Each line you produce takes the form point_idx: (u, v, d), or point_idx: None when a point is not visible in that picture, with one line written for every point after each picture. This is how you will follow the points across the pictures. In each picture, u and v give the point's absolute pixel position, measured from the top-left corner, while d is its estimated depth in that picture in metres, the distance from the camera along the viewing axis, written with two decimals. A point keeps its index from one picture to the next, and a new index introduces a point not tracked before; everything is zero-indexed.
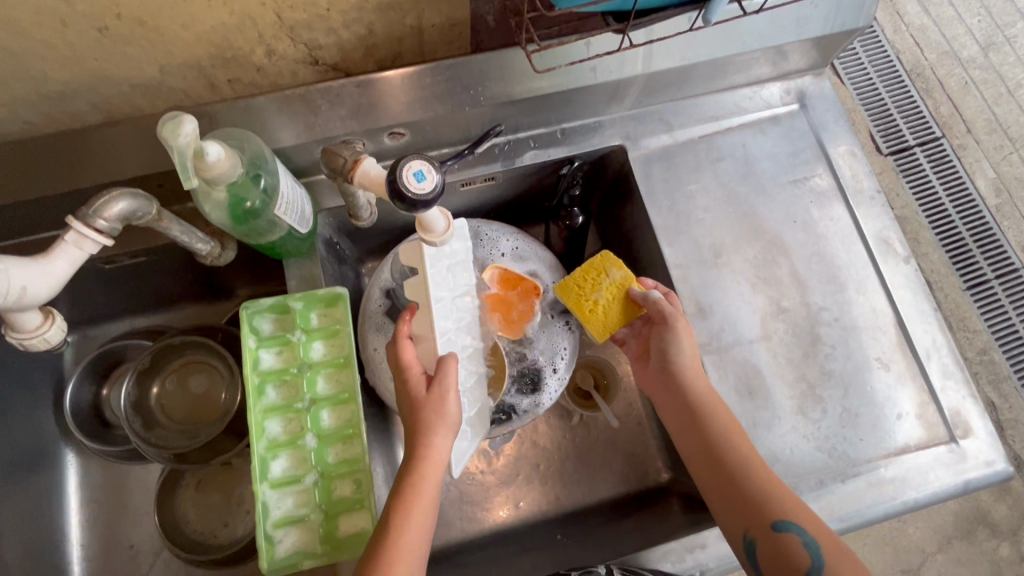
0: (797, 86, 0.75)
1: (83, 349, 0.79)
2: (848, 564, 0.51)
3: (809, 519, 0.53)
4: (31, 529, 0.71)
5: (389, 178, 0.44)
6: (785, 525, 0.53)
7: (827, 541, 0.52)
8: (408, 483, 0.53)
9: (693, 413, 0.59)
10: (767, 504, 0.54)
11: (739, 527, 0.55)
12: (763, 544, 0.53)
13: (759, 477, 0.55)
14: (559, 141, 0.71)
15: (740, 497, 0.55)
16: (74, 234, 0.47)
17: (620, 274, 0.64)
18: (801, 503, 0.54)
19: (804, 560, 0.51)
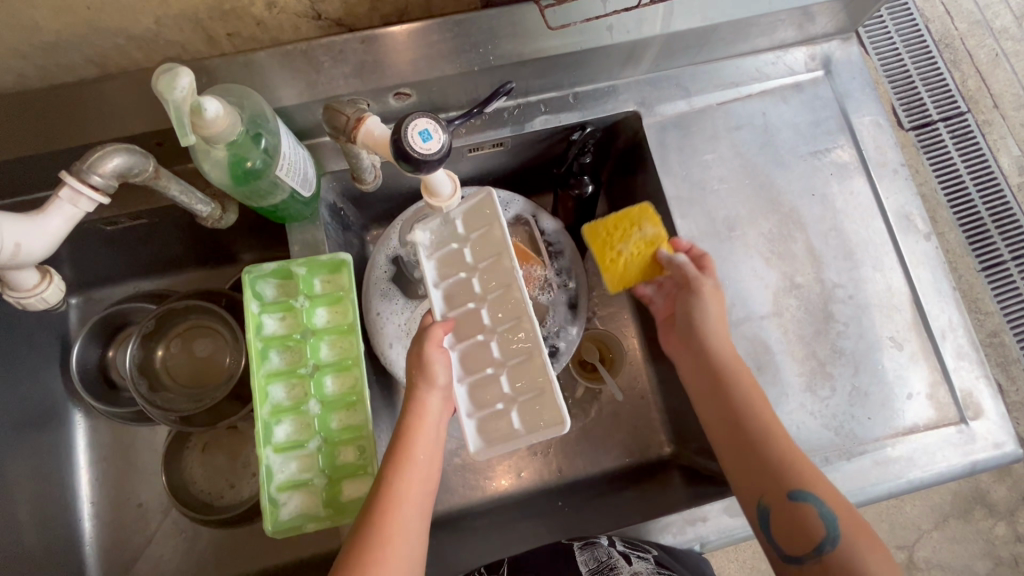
0: (823, 52, 0.71)
1: (88, 312, 0.79)
2: (864, 537, 0.51)
3: (828, 488, 0.53)
4: (42, 486, 0.72)
5: (393, 137, 0.42)
6: (802, 494, 0.52)
7: (843, 511, 0.51)
8: (402, 444, 0.52)
9: (719, 379, 0.58)
10: (787, 471, 0.53)
11: (755, 492, 0.54)
12: (778, 509, 0.53)
13: (779, 444, 0.55)
14: (571, 106, 0.68)
15: (760, 464, 0.54)
16: (68, 191, 0.46)
17: (652, 231, 0.64)
18: (820, 474, 0.54)
19: (818, 527, 0.51)
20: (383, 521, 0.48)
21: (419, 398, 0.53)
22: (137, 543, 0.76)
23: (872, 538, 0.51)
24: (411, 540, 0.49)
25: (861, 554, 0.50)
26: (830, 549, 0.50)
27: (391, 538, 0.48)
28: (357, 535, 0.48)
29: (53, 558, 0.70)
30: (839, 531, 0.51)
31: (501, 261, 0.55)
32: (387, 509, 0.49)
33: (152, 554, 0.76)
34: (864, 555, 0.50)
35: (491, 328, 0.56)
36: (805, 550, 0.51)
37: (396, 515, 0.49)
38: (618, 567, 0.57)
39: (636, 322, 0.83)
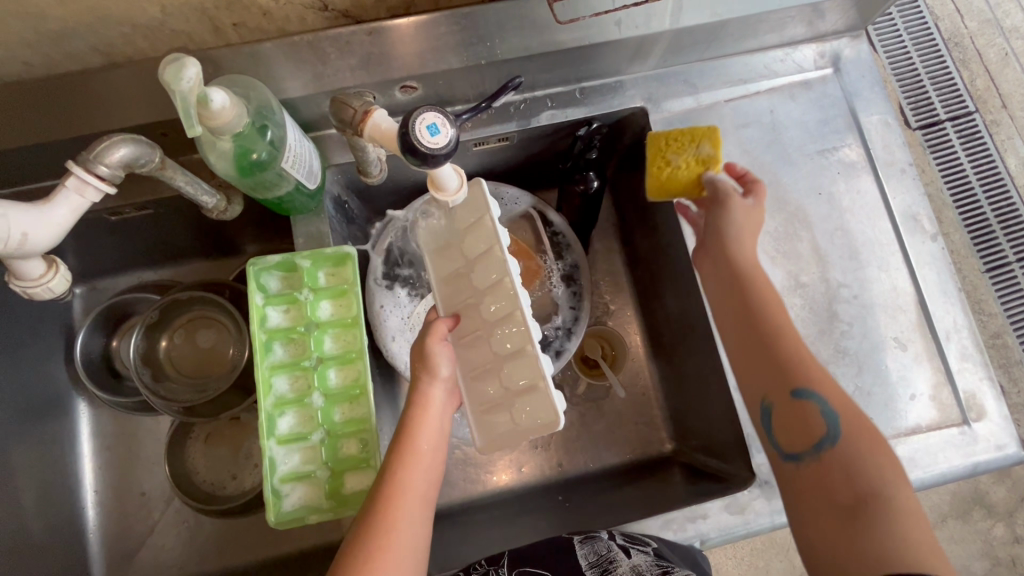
0: (832, 49, 0.70)
1: (92, 301, 0.79)
2: (868, 440, 0.50)
3: (836, 391, 0.52)
4: (46, 473, 0.73)
5: (401, 132, 0.42)
6: (807, 392, 0.52)
7: (848, 414, 0.51)
8: (405, 435, 0.52)
9: (735, 282, 0.57)
10: (794, 369, 0.53)
11: (760, 389, 0.55)
12: (781, 407, 0.53)
13: (791, 348, 0.54)
14: (577, 101, 0.68)
15: (768, 363, 0.54)
16: (75, 180, 0.46)
17: (711, 152, 0.61)
18: (830, 378, 0.53)
19: (819, 425, 0.51)
20: (388, 510, 0.49)
21: (421, 391, 0.53)
22: (139, 532, 0.76)
23: (878, 443, 0.50)
24: (416, 530, 0.49)
25: (862, 454, 0.49)
26: (830, 446, 0.50)
27: (395, 526, 0.48)
28: (362, 524, 0.49)
29: (55, 546, 0.71)
30: (841, 431, 0.50)
31: (493, 252, 0.54)
32: (391, 499, 0.49)
33: (154, 543, 0.76)
34: (864, 455, 0.49)
35: (489, 322, 0.55)
36: (802, 448, 0.51)
37: (401, 504, 0.49)
38: (617, 560, 0.58)
39: (639, 320, 0.83)
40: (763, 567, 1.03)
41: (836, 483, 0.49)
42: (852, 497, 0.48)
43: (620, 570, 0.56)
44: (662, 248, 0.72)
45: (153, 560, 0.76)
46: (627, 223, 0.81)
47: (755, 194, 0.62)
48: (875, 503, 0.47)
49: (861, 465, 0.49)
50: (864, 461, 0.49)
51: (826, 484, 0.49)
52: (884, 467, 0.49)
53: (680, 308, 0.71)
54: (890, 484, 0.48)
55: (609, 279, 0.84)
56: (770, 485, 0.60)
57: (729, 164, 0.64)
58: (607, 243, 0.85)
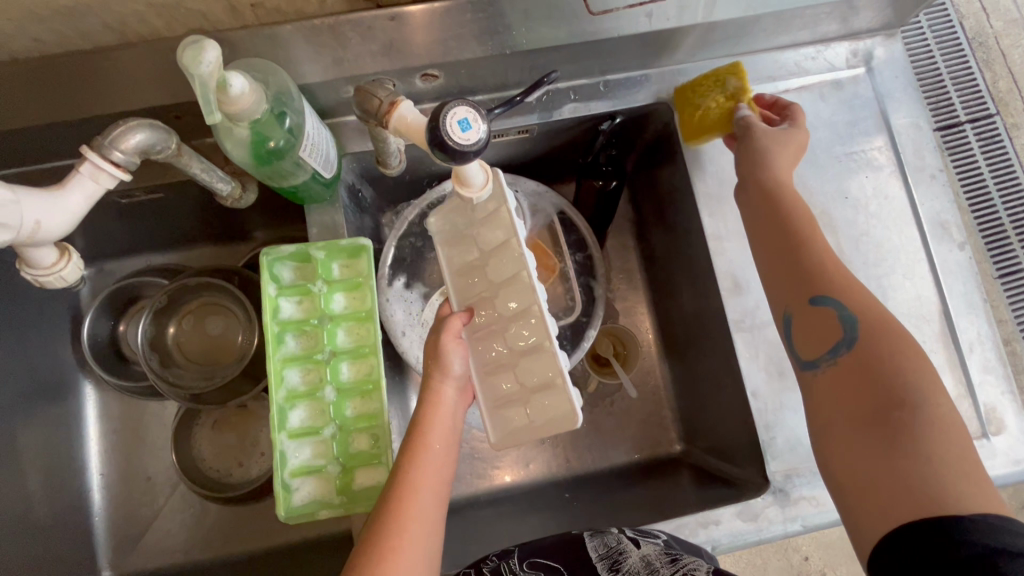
0: (866, 48, 0.68)
1: (99, 284, 0.78)
2: (889, 342, 0.49)
3: (860, 299, 0.51)
4: (52, 456, 0.72)
5: (431, 125, 0.40)
6: (826, 301, 0.52)
7: (870, 319, 0.50)
8: (417, 431, 0.51)
9: (762, 200, 0.57)
10: (813, 278, 0.53)
11: (782, 302, 0.55)
12: (801, 316, 0.53)
13: (815, 259, 0.54)
14: (601, 94, 0.66)
15: (789, 274, 0.54)
16: (90, 166, 0.45)
17: (739, 84, 0.60)
18: (859, 288, 0.52)
19: (836, 330, 0.51)
20: (400, 507, 0.48)
21: (433, 388, 0.52)
22: (145, 516, 0.76)
23: (904, 349, 0.48)
24: (428, 525, 0.48)
25: (882, 357, 0.48)
26: (847, 352, 0.50)
27: (407, 521, 0.47)
28: (375, 521, 0.48)
29: (61, 529, 0.71)
30: (860, 337, 0.49)
31: (510, 244, 0.52)
32: (403, 495, 0.48)
33: (160, 527, 0.76)
34: (885, 353, 0.48)
35: (504, 317, 0.54)
36: (818, 353, 0.52)
37: (413, 501, 0.48)
38: (627, 551, 0.55)
39: (652, 318, 0.81)
40: (761, 565, 1.03)
41: (855, 392, 0.48)
42: (872, 407, 0.47)
43: (631, 561, 0.54)
44: (680, 247, 0.71)
45: (158, 544, 0.75)
46: (644, 220, 0.80)
47: (793, 118, 0.60)
48: (897, 417, 0.45)
49: (882, 368, 0.48)
50: (885, 367, 0.48)
51: (843, 395, 0.49)
52: (910, 376, 0.47)
53: (695, 309, 0.70)
54: (915, 393, 0.46)
55: (622, 276, 0.83)
56: (784, 493, 0.59)
57: (757, 95, 0.64)
58: (622, 239, 0.83)
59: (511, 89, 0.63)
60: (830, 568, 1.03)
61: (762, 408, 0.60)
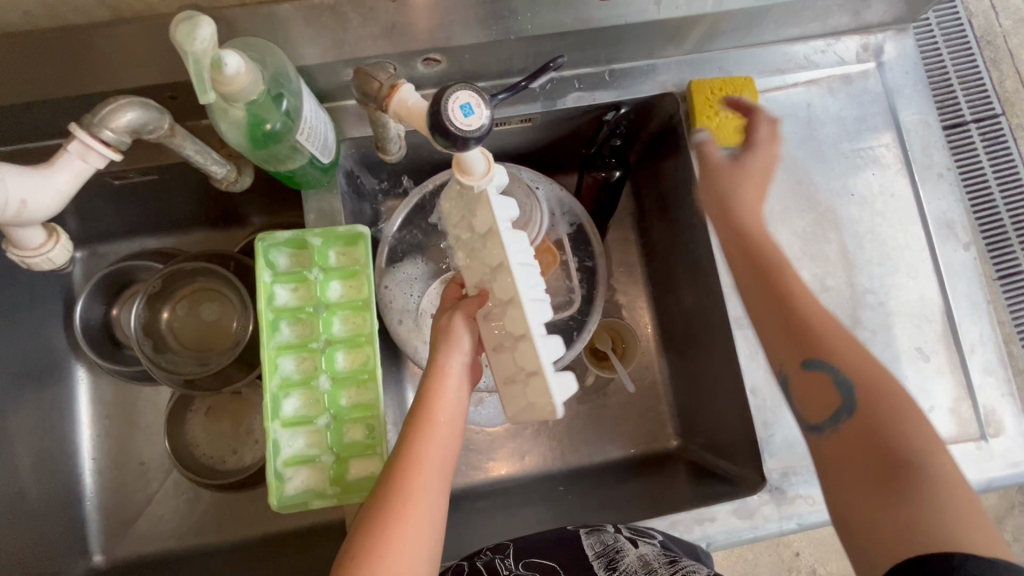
0: (876, 43, 0.67)
1: (92, 267, 0.77)
2: (889, 405, 0.46)
3: (854, 361, 0.48)
4: (44, 439, 0.71)
5: (431, 109, 0.39)
6: (821, 364, 0.48)
7: (868, 385, 0.46)
8: (422, 401, 0.50)
9: (750, 251, 0.53)
10: (807, 339, 0.49)
11: (776, 363, 0.51)
12: (797, 378, 0.50)
13: (808, 318, 0.50)
14: (606, 83, 0.65)
15: (782, 333, 0.50)
16: (78, 144, 0.44)
17: (751, 104, 0.62)
18: (857, 348, 0.48)
19: (837, 398, 0.47)
20: (405, 479, 0.47)
21: (440, 360, 0.51)
22: (137, 502, 0.76)
23: (903, 408, 0.46)
24: (433, 502, 0.47)
25: (881, 419, 0.45)
26: (849, 418, 0.46)
27: (413, 493, 0.46)
28: (378, 494, 0.47)
29: (51, 514, 0.70)
30: (860, 403, 0.46)
31: (495, 230, 0.49)
32: (409, 469, 0.47)
33: (151, 513, 0.76)
34: (890, 421, 0.45)
35: (501, 302, 0.50)
36: (823, 419, 0.48)
37: (419, 472, 0.47)
38: (624, 549, 0.54)
39: (651, 313, 0.81)
40: (752, 561, 1.03)
41: (860, 456, 0.45)
42: (878, 469, 0.44)
43: (628, 560, 0.53)
44: (682, 242, 0.70)
45: (150, 530, 0.75)
46: (645, 214, 0.79)
47: (750, 137, 0.57)
48: (905, 479, 0.42)
49: (884, 432, 0.45)
50: (888, 432, 0.45)
51: (849, 460, 0.46)
52: (915, 439, 0.44)
53: (695, 304, 0.69)
54: (922, 455, 0.43)
55: (622, 269, 0.82)
56: (780, 491, 0.58)
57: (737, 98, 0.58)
58: (623, 233, 0.82)
59: (514, 76, 0.62)
60: (820, 565, 1.03)
61: (760, 405, 0.60)
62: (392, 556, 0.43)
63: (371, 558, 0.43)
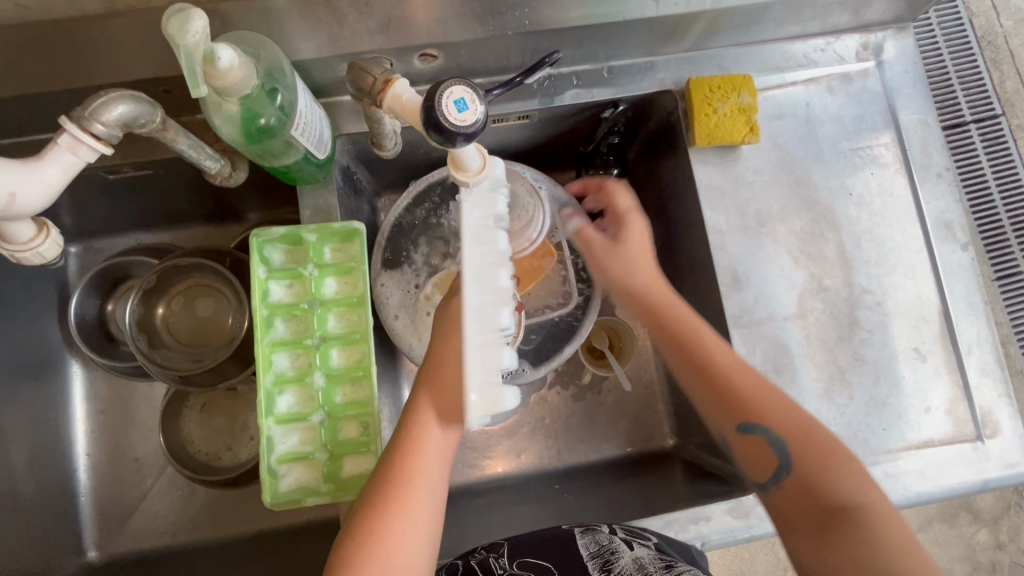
0: (876, 41, 0.67)
1: (87, 262, 0.77)
2: (816, 453, 0.51)
3: (782, 420, 0.53)
4: (38, 435, 0.71)
5: (425, 105, 0.39)
6: (753, 428, 0.53)
7: (796, 440, 0.52)
8: (420, 388, 0.50)
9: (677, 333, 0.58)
10: (737, 406, 0.54)
11: (716, 427, 0.56)
12: (737, 442, 0.55)
13: (735, 386, 0.54)
14: (604, 80, 0.64)
15: (715, 404, 0.56)
16: (68, 137, 0.43)
17: (750, 102, 0.62)
18: (780, 404, 0.54)
19: (774, 459, 0.52)
20: (405, 466, 0.47)
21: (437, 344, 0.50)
22: (132, 498, 0.76)
23: (838, 459, 0.51)
24: (432, 488, 0.48)
25: (815, 470, 0.51)
26: (789, 476, 0.51)
27: (413, 478, 0.47)
28: (378, 479, 0.48)
29: (45, 511, 0.70)
30: (795, 461, 0.51)
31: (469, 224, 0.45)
32: (408, 455, 0.48)
33: (146, 510, 0.75)
34: (820, 472, 0.50)
35: None
36: (766, 479, 0.53)
37: (419, 457, 0.48)
38: (619, 551, 0.54)
39: None
40: (748, 560, 1.03)
41: (803, 507, 0.50)
42: (821, 517, 0.49)
43: (623, 562, 0.53)
44: (680, 240, 0.70)
45: (144, 526, 0.75)
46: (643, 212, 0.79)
47: (614, 212, 0.67)
48: (843, 521, 0.48)
49: (818, 482, 0.50)
50: (822, 480, 0.50)
51: (794, 513, 0.50)
52: (842, 482, 0.50)
53: (692, 303, 0.69)
54: (854, 493, 0.49)
55: None
56: None
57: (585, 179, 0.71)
58: None
59: (512, 72, 0.61)
60: None
61: None
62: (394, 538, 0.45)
63: (372, 541, 0.44)
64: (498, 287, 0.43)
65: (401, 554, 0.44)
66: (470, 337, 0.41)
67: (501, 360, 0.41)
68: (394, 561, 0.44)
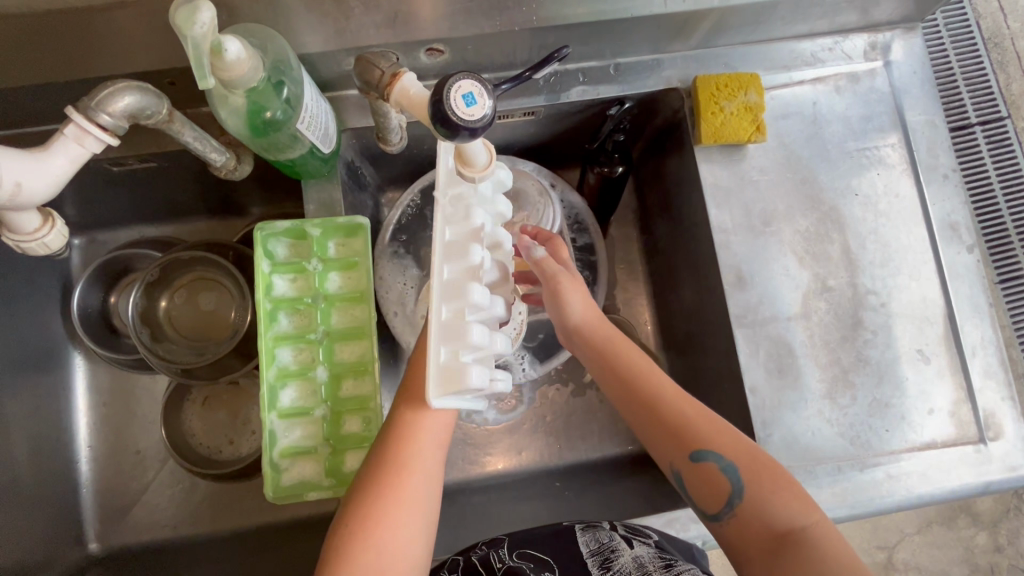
0: (884, 41, 0.66)
1: (90, 255, 0.77)
2: (769, 478, 0.50)
3: (729, 442, 0.51)
4: (40, 426, 0.71)
5: (434, 99, 0.38)
6: (704, 455, 0.51)
7: (744, 462, 0.50)
8: (409, 381, 0.50)
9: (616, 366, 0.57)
10: (683, 436, 0.52)
11: (666, 460, 0.54)
12: (687, 473, 0.52)
13: (677, 413, 0.53)
14: (611, 77, 0.64)
15: (658, 437, 0.54)
16: (74, 127, 0.43)
17: (757, 100, 0.62)
18: (724, 428, 0.52)
19: (724, 485, 0.51)
20: (401, 453, 0.47)
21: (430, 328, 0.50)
22: (133, 490, 0.76)
23: (781, 477, 0.50)
24: (430, 475, 0.47)
25: (767, 496, 0.49)
26: (740, 502, 0.50)
27: (410, 464, 0.47)
28: (371, 469, 0.47)
29: (47, 502, 0.70)
30: (744, 483, 0.50)
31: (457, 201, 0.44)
32: (403, 439, 0.47)
33: (147, 502, 0.76)
34: (771, 500, 0.49)
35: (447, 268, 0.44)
36: (718, 508, 0.51)
37: (418, 443, 0.48)
38: (620, 549, 0.54)
39: (651, 310, 0.80)
40: None
41: (753, 531, 0.49)
42: (772, 540, 0.47)
43: (622, 561, 0.53)
44: (684, 239, 0.70)
45: (145, 519, 0.75)
46: (647, 210, 0.79)
47: (562, 257, 0.60)
48: (793, 543, 0.46)
49: (767, 505, 0.49)
50: (770, 505, 0.49)
51: (748, 542, 0.49)
52: (791, 506, 0.48)
53: (695, 302, 0.69)
54: (799, 515, 0.48)
55: (623, 266, 0.82)
56: None
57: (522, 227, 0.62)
58: (625, 229, 0.82)
59: (518, 68, 0.61)
60: None
61: (760, 405, 0.59)
62: (386, 523, 0.44)
63: (365, 528, 0.44)
64: (466, 267, 0.42)
65: (398, 539, 0.44)
66: (435, 318, 0.41)
67: (463, 338, 0.40)
68: (390, 546, 0.44)
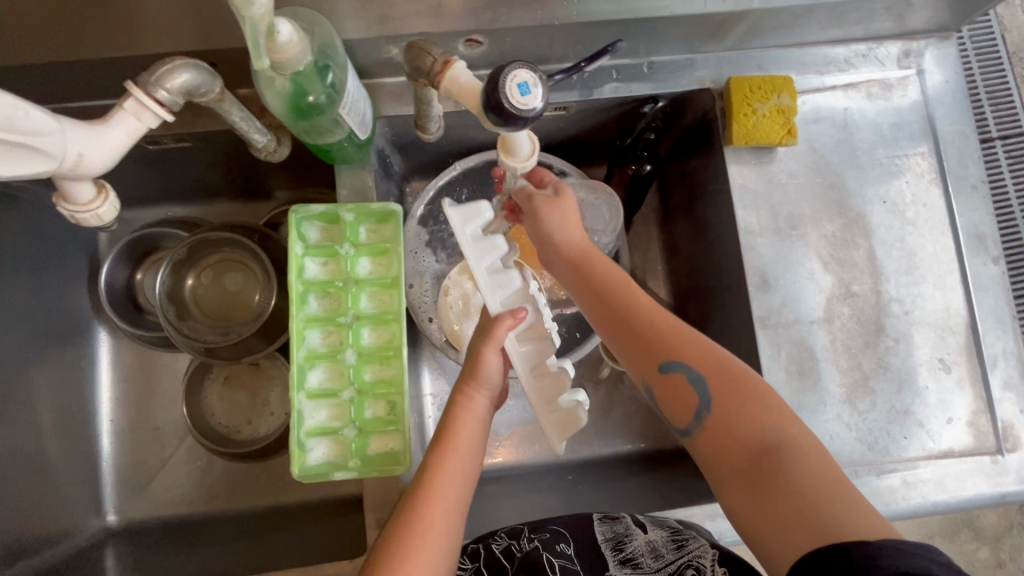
0: (918, 49, 0.66)
1: (117, 232, 0.78)
2: (750, 398, 0.45)
3: (699, 353, 0.47)
4: (65, 398, 0.72)
5: (489, 86, 0.39)
6: (674, 365, 0.47)
7: (718, 376, 0.46)
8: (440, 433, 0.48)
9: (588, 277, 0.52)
10: (654, 346, 0.48)
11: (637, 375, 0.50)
12: (660, 389, 0.48)
13: (649, 324, 0.49)
14: (644, 75, 0.64)
15: (631, 353, 0.49)
16: (133, 102, 0.44)
17: (790, 104, 0.62)
18: (698, 342, 0.48)
19: (693, 397, 0.46)
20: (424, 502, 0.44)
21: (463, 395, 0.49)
22: (152, 465, 0.77)
23: (756, 394, 0.45)
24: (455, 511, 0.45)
25: (742, 414, 0.45)
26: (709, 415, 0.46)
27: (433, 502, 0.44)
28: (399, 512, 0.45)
29: (69, 472, 0.71)
30: (714, 395, 0.46)
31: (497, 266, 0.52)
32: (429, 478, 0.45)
33: (165, 478, 0.77)
34: (743, 416, 0.44)
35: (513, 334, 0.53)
36: (687, 422, 0.47)
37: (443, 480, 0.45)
38: (633, 535, 0.55)
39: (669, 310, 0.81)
40: None
41: (730, 452, 0.44)
42: (750, 461, 0.43)
43: (636, 544, 0.54)
44: (708, 240, 0.70)
45: (163, 494, 0.76)
46: (670, 210, 0.79)
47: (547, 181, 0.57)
48: (772, 462, 0.42)
49: (741, 423, 0.44)
50: (744, 422, 0.44)
51: (721, 463, 0.45)
52: (768, 422, 0.44)
53: (716, 302, 0.69)
54: (775, 432, 0.43)
55: (643, 265, 0.82)
56: None
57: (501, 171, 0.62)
58: (646, 228, 0.82)
59: (554, 63, 0.61)
60: None
61: None
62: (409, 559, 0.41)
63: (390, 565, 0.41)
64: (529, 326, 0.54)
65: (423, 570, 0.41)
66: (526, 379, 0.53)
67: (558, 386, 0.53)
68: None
